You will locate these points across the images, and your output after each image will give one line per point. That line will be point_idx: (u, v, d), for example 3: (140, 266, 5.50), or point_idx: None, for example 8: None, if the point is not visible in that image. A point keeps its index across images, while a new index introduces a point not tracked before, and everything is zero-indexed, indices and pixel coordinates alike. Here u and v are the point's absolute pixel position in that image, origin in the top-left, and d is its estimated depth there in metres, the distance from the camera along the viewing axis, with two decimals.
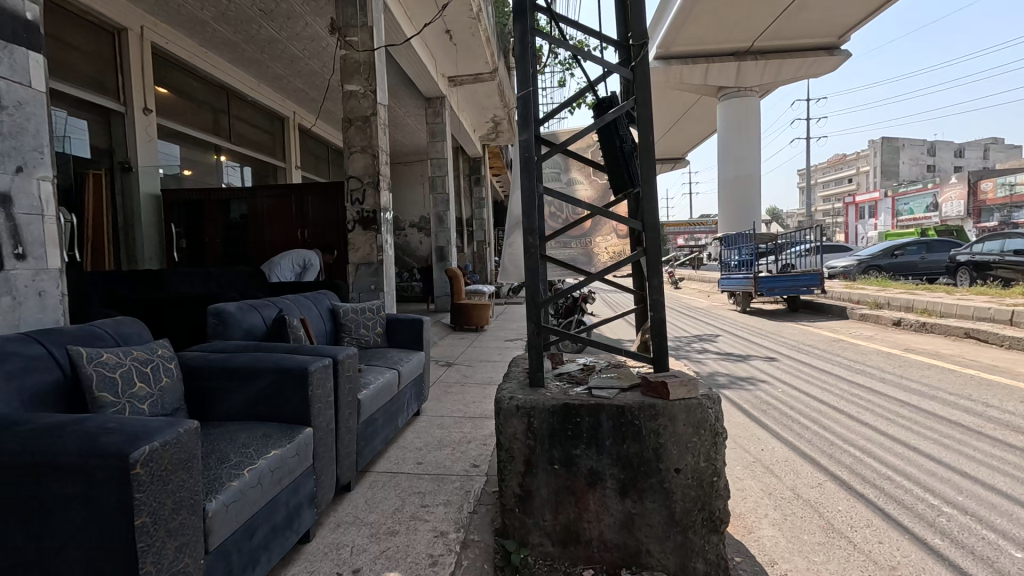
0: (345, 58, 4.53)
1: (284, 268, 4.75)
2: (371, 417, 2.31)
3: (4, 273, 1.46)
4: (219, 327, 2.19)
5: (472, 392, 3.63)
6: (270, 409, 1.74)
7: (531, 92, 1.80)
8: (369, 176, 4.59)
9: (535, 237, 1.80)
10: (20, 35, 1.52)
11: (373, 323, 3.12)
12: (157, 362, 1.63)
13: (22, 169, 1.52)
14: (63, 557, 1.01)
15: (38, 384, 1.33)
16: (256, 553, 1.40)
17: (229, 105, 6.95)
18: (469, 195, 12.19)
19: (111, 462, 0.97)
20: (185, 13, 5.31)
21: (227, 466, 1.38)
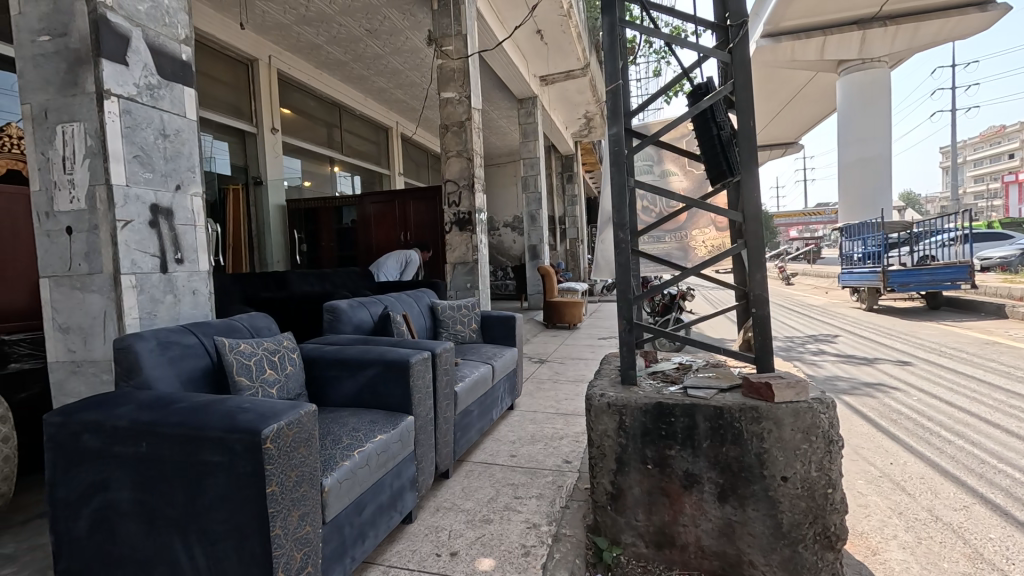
0: (441, 66, 4.75)
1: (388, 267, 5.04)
2: (467, 409, 2.41)
3: (168, 276, 1.73)
4: (333, 322, 2.42)
5: (565, 389, 3.65)
6: (377, 397, 1.89)
7: (620, 86, 1.77)
8: (464, 178, 4.78)
9: (626, 232, 1.78)
10: (178, 74, 1.80)
11: (469, 319, 3.24)
12: (283, 352, 1.84)
13: (180, 186, 1.79)
14: (210, 517, 1.18)
15: (191, 369, 1.57)
16: (365, 528, 1.53)
17: (340, 120, 7.59)
18: (561, 193, 12.18)
19: (247, 437, 1.13)
20: (304, 40, 5.91)
21: (340, 447, 1.53)
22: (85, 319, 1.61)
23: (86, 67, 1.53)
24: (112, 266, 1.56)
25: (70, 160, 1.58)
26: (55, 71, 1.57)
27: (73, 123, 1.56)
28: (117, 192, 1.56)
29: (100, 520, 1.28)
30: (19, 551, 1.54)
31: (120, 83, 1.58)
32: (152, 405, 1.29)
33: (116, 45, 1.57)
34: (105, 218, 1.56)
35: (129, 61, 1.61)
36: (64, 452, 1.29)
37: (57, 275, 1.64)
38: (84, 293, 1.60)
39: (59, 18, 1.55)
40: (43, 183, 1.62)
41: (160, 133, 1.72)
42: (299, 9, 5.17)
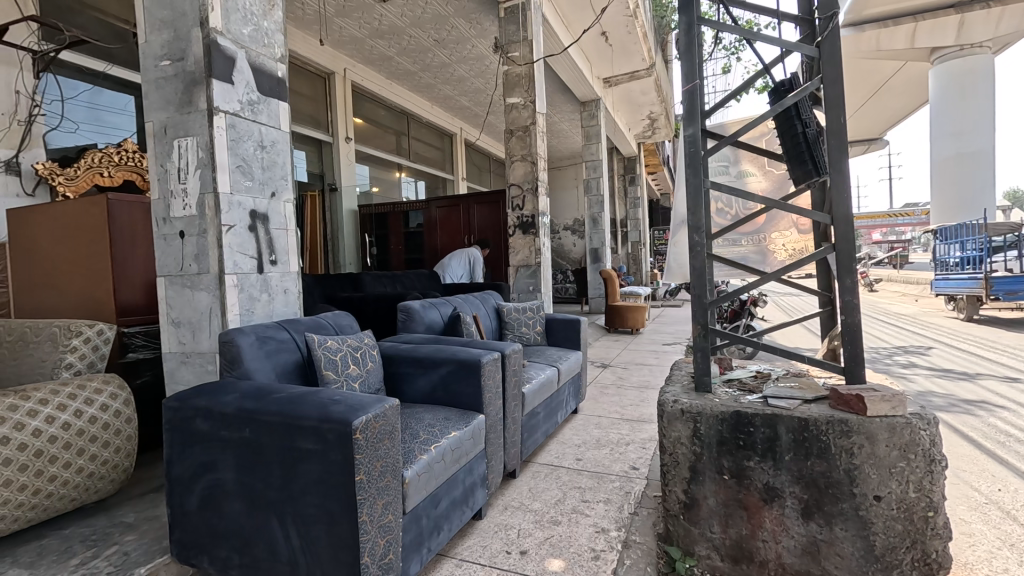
0: (507, 73, 4.82)
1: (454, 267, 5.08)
2: (534, 410, 2.43)
3: (264, 276, 1.88)
4: (407, 322, 2.52)
5: (630, 394, 3.59)
6: (450, 396, 1.95)
7: (698, 85, 1.73)
8: (528, 182, 4.83)
9: (702, 235, 1.74)
10: (275, 90, 1.95)
11: (534, 322, 3.27)
12: (364, 348, 1.94)
13: (275, 194, 1.94)
14: (305, 500, 1.27)
15: (284, 362, 1.70)
16: (439, 520, 1.59)
17: (408, 128, 7.90)
18: (622, 195, 11.99)
19: (339, 427, 1.21)
20: (376, 53, 6.20)
21: (418, 441, 1.60)
22: (194, 314, 1.78)
23: (200, 86, 1.70)
24: (217, 266, 1.72)
25: (184, 171, 1.75)
26: (174, 92, 1.75)
27: (188, 138, 1.73)
28: (223, 199, 1.71)
29: (208, 497, 1.41)
30: (138, 521, 1.73)
31: (227, 101, 1.74)
32: (254, 394, 1.40)
33: (224, 66, 1.73)
34: (213, 223, 1.71)
35: (235, 80, 1.77)
36: (180, 433, 1.43)
37: (171, 274, 1.82)
38: (193, 291, 1.77)
39: (178, 44, 1.73)
40: (161, 192, 1.80)
41: (259, 145, 1.88)
42: (372, 23, 5.44)
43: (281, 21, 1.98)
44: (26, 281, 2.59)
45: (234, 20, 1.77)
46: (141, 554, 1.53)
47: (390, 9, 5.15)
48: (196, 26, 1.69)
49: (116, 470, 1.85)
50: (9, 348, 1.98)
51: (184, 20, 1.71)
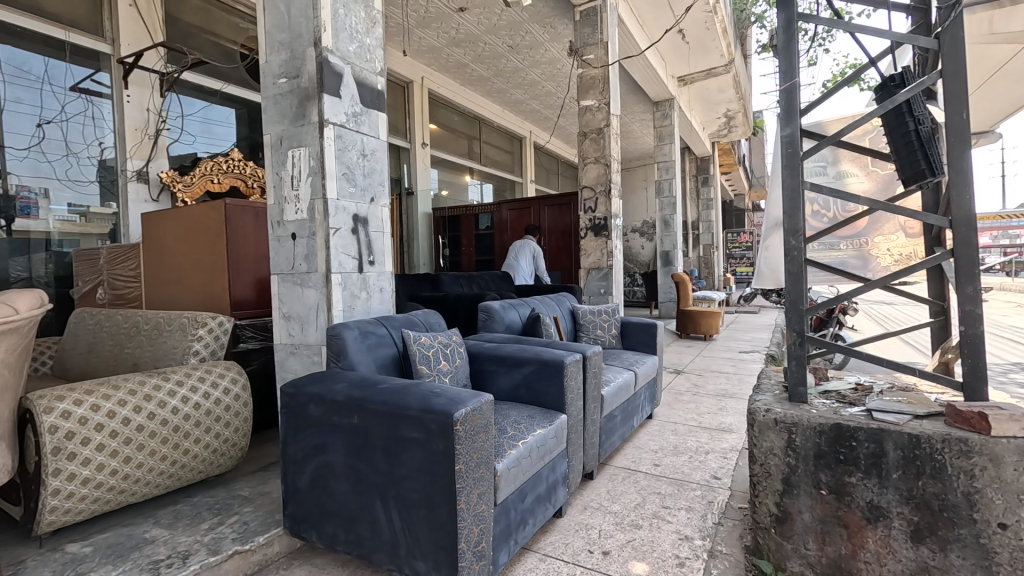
0: (582, 75, 4.83)
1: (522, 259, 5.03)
2: (612, 413, 2.44)
3: (363, 275, 2.02)
4: (487, 321, 2.60)
5: (707, 402, 3.48)
6: (534, 394, 2.00)
7: (797, 84, 1.67)
8: (601, 184, 4.80)
9: (798, 239, 1.67)
10: (375, 101, 2.09)
11: (609, 325, 3.25)
12: (453, 345, 2.03)
13: (374, 199, 2.08)
14: (408, 485, 1.35)
15: (383, 355, 1.82)
16: (525, 515, 1.64)
17: (480, 132, 8.10)
18: (695, 196, 11.59)
19: (441, 418, 1.29)
20: (452, 60, 6.41)
21: (506, 436, 1.66)
22: (303, 309, 1.94)
23: (312, 101, 1.86)
24: (325, 266, 1.87)
25: (297, 178, 1.92)
26: (290, 106, 1.93)
27: (301, 148, 1.90)
28: (331, 204, 1.86)
29: (319, 477, 1.54)
30: (253, 495, 1.91)
31: (336, 113, 1.89)
32: (360, 384, 1.52)
33: (333, 81, 1.88)
34: (321, 227, 1.87)
35: (342, 94, 1.92)
36: (295, 417, 1.58)
37: (283, 273, 2.00)
38: (303, 289, 1.94)
39: (294, 63, 1.90)
40: (276, 198, 1.98)
41: (361, 154, 2.02)
42: (450, 32, 5.63)
43: (382, 37, 2.12)
44: (156, 278, 2.92)
45: (342, 39, 1.92)
46: (258, 524, 1.70)
47: (467, 18, 5.31)
48: (311, 46, 1.85)
49: (235, 448, 2.04)
50: (147, 336, 2.26)
51: (300, 41, 1.88)
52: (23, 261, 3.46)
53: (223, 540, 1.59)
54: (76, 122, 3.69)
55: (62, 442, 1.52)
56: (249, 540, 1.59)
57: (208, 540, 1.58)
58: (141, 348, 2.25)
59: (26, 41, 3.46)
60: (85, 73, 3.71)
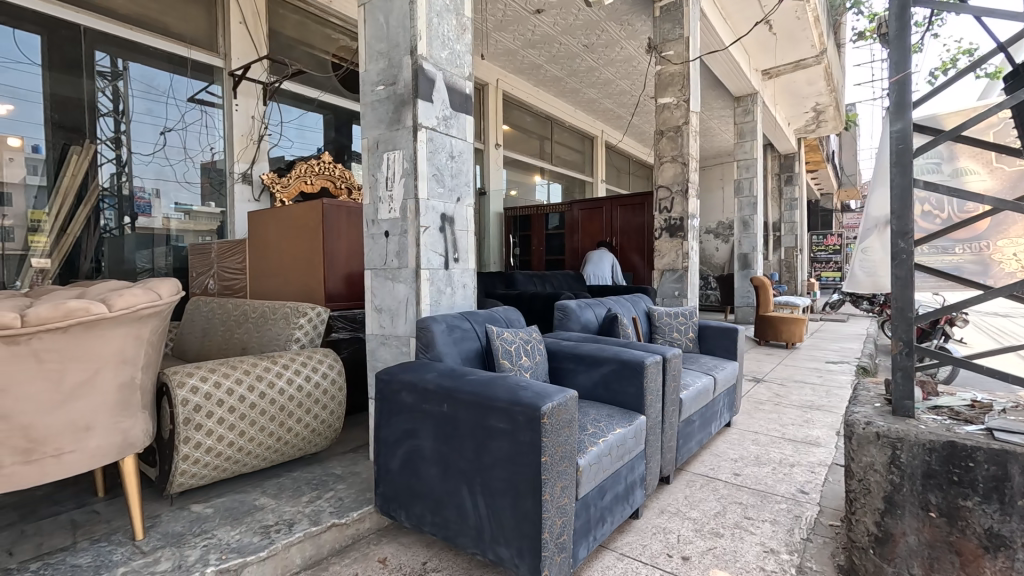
0: (660, 72, 4.73)
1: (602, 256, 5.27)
2: (690, 417, 2.38)
3: (449, 271, 2.11)
4: (564, 319, 2.64)
5: (791, 414, 3.29)
6: (612, 393, 2.00)
7: (909, 75, 1.56)
8: (678, 184, 4.67)
9: (908, 241, 1.56)
10: (463, 105, 2.17)
11: (686, 328, 3.16)
12: (533, 342, 2.07)
13: (460, 199, 2.17)
14: (494, 474, 1.41)
15: (467, 348, 1.90)
16: (604, 512, 1.65)
17: (552, 132, 8.13)
18: (777, 196, 10.94)
19: (528, 410, 1.33)
20: (527, 62, 6.49)
21: (587, 433, 1.67)
22: (394, 303, 2.06)
23: (407, 106, 1.97)
24: (415, 262, 1.97)
25: (391, 180, 2.04)
26: (386, 112, 2.05)
27: (396, 151, 2.02)
28: (422, 204, 1.97)
29: (409, 460, 1.64)
30: (345, 474, 2.06)
31: (428, 117, 1.99)
32: (449, 374, 1.61)
33: (427, 87, 1.98)
34: (413, 225, 1.98)
35: (434, 98, 2.02)
36: (388, 403, 1.69)
37: (376, 268, 2.13)
38: (394, 283, 2.06)
39: (391, 71, 2.02)
40: (372, 198, 2.12)
41: (450, 156, 2.11)
42: (526, 34, 5.70)
43: (471, 43, 2.20)
44: (259, 271, 3.21)
45: (435, 47, 2.02)
46: (352, 500, 1.83)
47: (543, 19, 5.35)
48: (407, 54, 1.96)
49: (329, 429, 2.20)
50: (255, 323, 2.49)
51: (398, 50, 1.99)
52: (147, 254, 3.88)
53: (322, 513, 1.72)
54: (193, 129, 4.10)
55: (191, 413, 1.73)
56: (345, 515, 1.72)
57: (309, 512, 1.73)
58: (249, 334, 2.48)
59: (153, 59, 3.87)
60: (201, 86, 4.12)
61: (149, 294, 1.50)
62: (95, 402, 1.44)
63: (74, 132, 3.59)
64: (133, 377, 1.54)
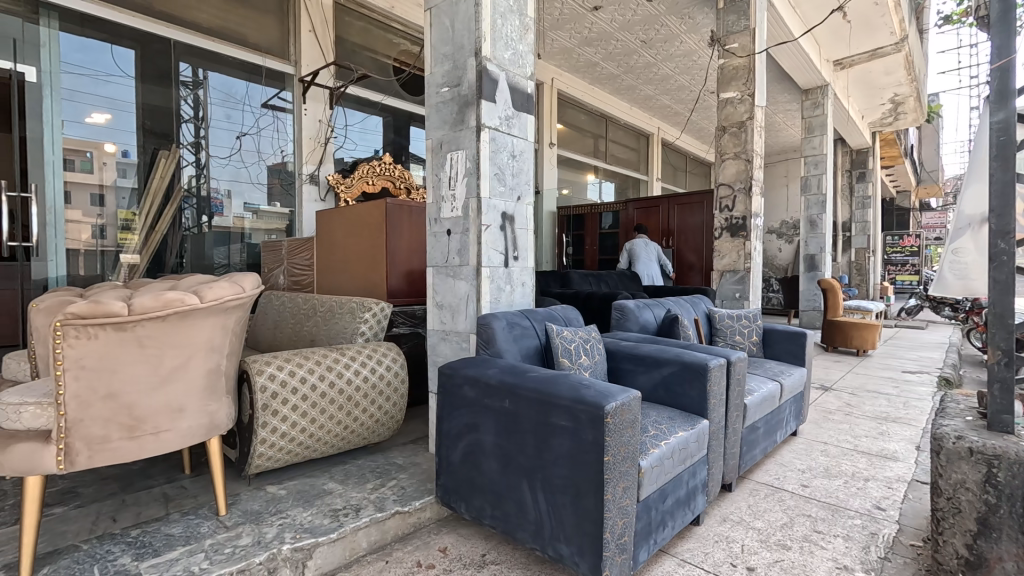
0: (724, 66, 4.57)
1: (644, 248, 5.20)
2: (755, 424, 2.29)
3: (508, 269, 2.14)
4: (622, 320, 2.61)
5: (864, 425, 3.09)
6: (673, 396, 1.96)
7: (1014, 61, 1.43)
8: (741, 181, 4.49)
9: (1011, 241, 1.43)
10: (525, 104, 2.19)
11: (750, 332, 3.03)
12: (593, 341, 2.06)
13: (520, 197, 2.19)
14: (556, 471, 1.41)
15: (526, 346, 1.93)
16: (665, 516, 1.62)
17: (606, 131, 8.04)
18: (847, 194, 10.29)
19: (592, 409, 1.33)
20: (584, 60, 6.44)
21: (648, 435, 1.65)
22: (455, 299, 2.11)
23: (471, 107, 2.01)
24: (476, 260, 2.01)
25: (454, 179, 2.09)
26: (450, 113, 2.10)
27: (459, 151, 2.07)
28: (483, 203, 2.00)
29: (470, 453, 1.68)
30: (406, 464, 2.13)
31: (491, 117, 2.02)
32: (512, 371, 1.63)
33: (490, 88, 2.01)
34: (475, 223, 2.01)
35: (497, 99, 2.05)
36: (452, 396, 1.74)
37: (438, 265, 2.19)
38: (455, 280, 2.10)
39: (456, 73, 2.07)
40: (435, 198, 2.17)
41: (511, 155, 2.14)
42: (583, 32, 5.66)
43: (533, 43, 2.22)
44: (326, 267, 3.37)
45: (499, 48, 2.05)
46: (413, 490, 1.89)
47: (601, 16, 5.29)
48: (472, 56, 2.00)
49: (392, 420, 2.28)
50: (323, 316, 2.61)
51: (463, 52, 2.04)
52: (224, 251, 4.18)
53: (386, 500, 1.79)
54: (267, 134, 4.35)
55: (269, 399, 1.84)
56: (407, 503, 1.78)
57: (374, 498, 1.80)
58: (317, 327, 2.60)
59: (231, 68, 4.14)
60: (274, 92, 4.38)
61: (234, 287, 1.61)
62: (188, 386, 1.56)
63: (162, 138, 3.88)
64: (219, 364, 1.65)
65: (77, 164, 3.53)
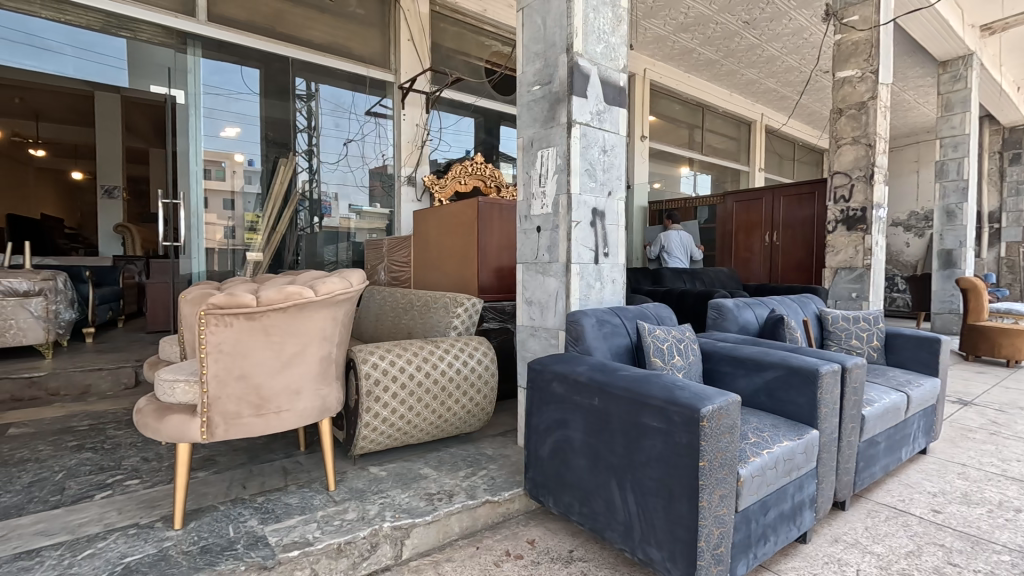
0: (840, 42, 4.16)
1: (676, 247, 5.30)
2: (875, 438, 2.06)
3: (598, 266, 2.12)
4: (719, 319, 2.49)
5: (1016, 448, 2.66)
6: (776, 402, 1.83)
7: None
8: (860, 168, 4.04)
9: None
10: (617, 97, 2.15)
11: (869, 335, 2.73)
12: (687, 341, 1.98)
13: (611, 193, 2.15)
14: (647, 472, 1.38)
15: (617, 344, 1.90)
16: (767, 530, 1.52)
17: (702, 120, 7.64)
18: (997, 179, 8.86)
19: (687, 411, 1.28)
20: (679, 47, 6.16)
21: (748, 442, 1.55)
22: (544, 296, 2.13)
23: (562, 103, 2.00)
24: (566, 256, 2.01)
25: (544, 176, 2.10)
26: (541, 111, 2.12)
27: (550, 148, 2.07)
28: (574, 199, 2.00)
29: (559, 449, 1.69)
30: (496, 455, 2.19)
31: (582, 113, 2.01)
32: (601, 369, 1.62)
33: (582, 83, 2.00)
34: (565, 219, 2.01)
35: (588, 93, 2.03)
36: (541, 392, 1.76)
37: (527, 262, 2.22)
38: (545, 277, 2.12)
39: (547, 70, 2.08)
40: (525, 195, 2.20)
41: (602, 150, 2.11)
42: (679, 17, 5.41)
43: (626, 34, 2.17)
44: (422, 264, 3.55)
45: (591, 42, 2.03)
46: (503, 480, 1.94)
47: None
48: (563, 53, 2.00)
49: (482, 412, 2.35)
50: (419, 310, 2.75)
51: (554, 49, 2.04)
52: (333, 249, 4.55)
53: (477, 488, 1.85)
54: (370, 139, 4.67)
55: (372, 386, 1.99)
56: (497, 493, 1.83)
57: (466, 486, 1.87)
58: (414, 320, 2.76)
59: (338, 80, 4.46)
60: (376, 100, 4.68)
61: (344, 281, 1.76)
62: (305, 371, 1.73)
63: (282, 147, 4.30)
64: (330, 352, 1.81)
65: (213, 172, 4.01)
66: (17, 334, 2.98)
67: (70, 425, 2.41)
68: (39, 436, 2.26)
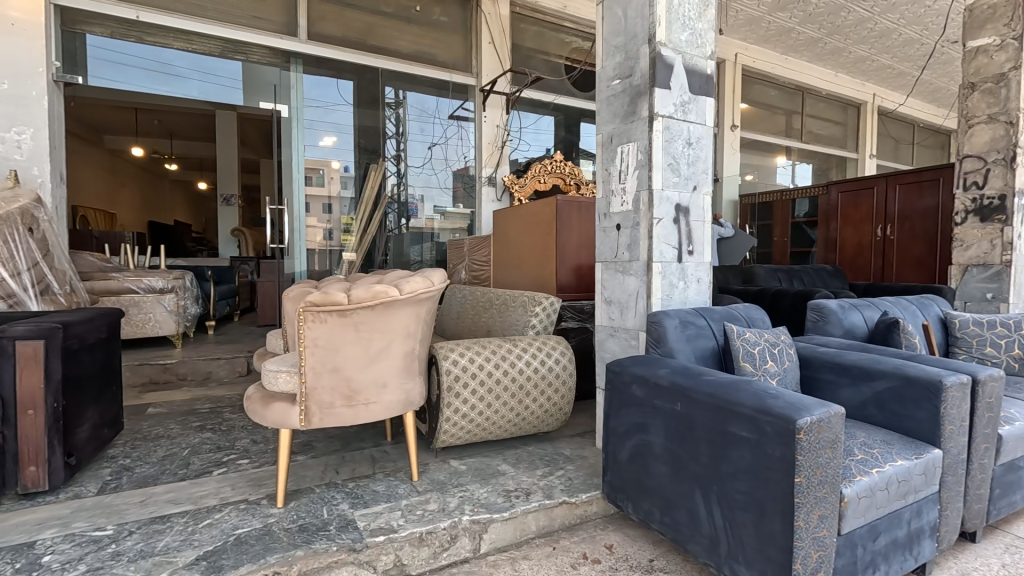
0: (972, 8, 3.65)
1: None
2: (1016, 462, 1.78)
3: (682, 265, 2.02)
4: (819, 322, 2.28)
5: None
6: (888, 416, 1.65)
7: None
8: (998, 150, 3.50)
9: None
10: (704, 86, 2.03)
11: (1008, 343, 2.36)
12: (782, 345, 1.83)
13: (696, 187, 2.04)
14: (735, 484, 1.29)
15: (702, 347, 1.81)
16: (877, 558, 1.36)
17: (802, 105, 7.06)
18: None
19: (780, 422, 1.18)
20: (776, 28, 5.73)
21: (854, 459, 1.41)
22: (624, 295, 2.07)
23: (643, 96, 1.94)
24: (647, 254, 1.94)
25: (624, 172, 2.04)
26: (622, 105, 2.06)
27: (631, 143, 2.01)
28: (656, 195, 1.92)
29: (638, 454, 1.63)
30: (573, 456, 2.17)
31: (665, 105, 1.93)
32: (685, 372, 1.54)
33: (665, 74, 1.91)
34: (647, 216, 1.94)
35: (672, 84, 1.94)
36: (620, 394, 1.72)
37: (607, 261, 2.17)
38: (625, 276, 2.06)
39: (628, 63, 2.02)
40: (604, 192, 2.16)
41: (687, 142, 2.01)
42: None
43: (714, 19, 2.04)
44: (501, 262, 3.60)
45: (675, 30, 1.94)
46: (580, 482, 1.92)
47: None
48: (645, 44, 1.93)
49: (559, 412, 2.34)
50: (498, 309, 2.79)
51: (635, 41, 1.98)
52: (418, 249, 4.75)
53: (554, 488, 1.84)
54: (453, 141, 4.81)
55: (453, 382, 2.05)
56: (575, 495, 1.81)
57: (543, 485, 1.87)
58: (493, 318, 2.80)
59: (423, 86, 4.63)
60: (459, 104, 4.80)
61: (426, 281, 1.85)
62: (391, 366, 1.82)
63: (373, 154, 4.57)
64: (414, 348, 1.89)
65: (314, 180, 4.39)
66: (155, 326, 3.42)
67: (195, 407, 2.73)
68: (171, 416, 2.58)
